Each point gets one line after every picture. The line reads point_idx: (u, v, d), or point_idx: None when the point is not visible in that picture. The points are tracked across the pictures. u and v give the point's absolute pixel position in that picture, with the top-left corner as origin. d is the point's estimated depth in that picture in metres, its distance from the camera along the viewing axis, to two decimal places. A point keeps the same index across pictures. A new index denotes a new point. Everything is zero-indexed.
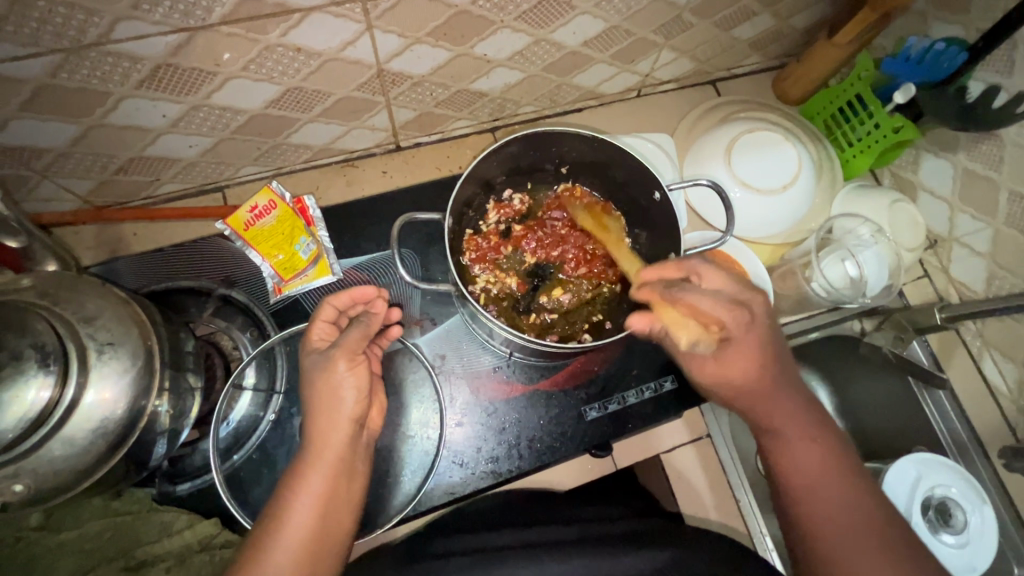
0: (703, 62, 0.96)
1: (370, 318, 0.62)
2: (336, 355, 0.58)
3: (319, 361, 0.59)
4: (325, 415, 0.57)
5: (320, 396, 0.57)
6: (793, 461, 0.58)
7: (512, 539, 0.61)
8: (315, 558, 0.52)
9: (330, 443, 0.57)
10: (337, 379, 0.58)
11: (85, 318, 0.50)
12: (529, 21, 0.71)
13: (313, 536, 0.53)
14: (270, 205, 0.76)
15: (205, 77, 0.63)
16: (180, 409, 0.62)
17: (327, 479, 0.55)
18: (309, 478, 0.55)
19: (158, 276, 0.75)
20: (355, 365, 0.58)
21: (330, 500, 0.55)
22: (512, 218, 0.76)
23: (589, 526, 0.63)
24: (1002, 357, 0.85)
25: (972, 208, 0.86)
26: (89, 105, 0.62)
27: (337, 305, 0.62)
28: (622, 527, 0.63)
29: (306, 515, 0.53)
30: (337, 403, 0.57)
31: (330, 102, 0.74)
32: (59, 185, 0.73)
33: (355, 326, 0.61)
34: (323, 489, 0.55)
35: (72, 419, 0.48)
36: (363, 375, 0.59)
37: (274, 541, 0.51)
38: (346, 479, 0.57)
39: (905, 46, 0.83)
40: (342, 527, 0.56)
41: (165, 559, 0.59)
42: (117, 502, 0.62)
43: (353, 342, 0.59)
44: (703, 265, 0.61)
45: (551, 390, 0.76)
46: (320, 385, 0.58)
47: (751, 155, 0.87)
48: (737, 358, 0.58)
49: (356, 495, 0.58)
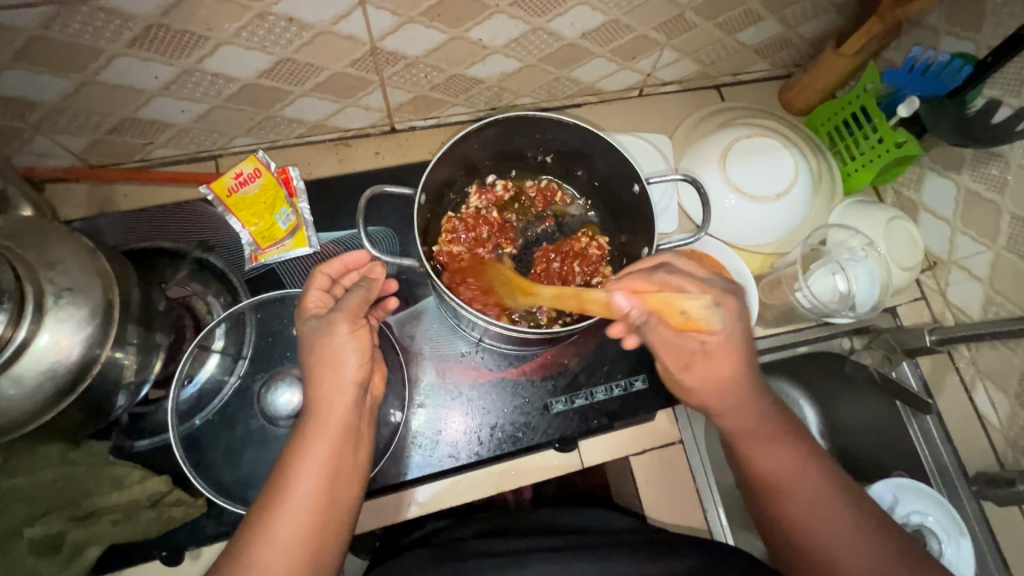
0: (707, 65, 0.94)
1: (372, 282, 0.60)
2: (336, 318, 0.57)
3: (319, 325, 0.58)
4: (328, 381, 0.56)
5: (321, 361, 0.56)
6: (791, 494, 0.58)
7: (536, 544, 0.66)
8: (324, 526, 0.52)
9: (333, 410, 0.56)
10: (338, 343, 0.56)
11: (47, 263, 0.51)
12: (526, 8, 0.71)
13: (322, 503, 0.52)
14: (255, 173, 0.78)
15: (196, 41, 0.64)
16: (145, 363, 0.62)
17: (333, 446, 0.55)
18: (315, 446, 0.54)
19: (139, 236, 0.76)
20: (356, 329, 0.57)
21: (337, 468, 0.54)
22: (490, 203, 0.76)
23: (599, 536, 0.66)
24: (994, 386, 0.82)
25: (974, 230, 0.83)
26: (81, 60, 0.63)
27: (332, 272, 0.64)
28: (631, 537, 0.65)
29: (315, 483, 0.52)
30: (340, 367, 0.56)
31: (323, 77, 0.74)
32: (53, 140, 0.74)
33: (354, 289, 0.60)
34: (329, 457, 0.54)
35: (22, 359, 0.48)
36: (365, 338, 0.58)
37: (282, 509, 0.51)
38: (351, 446, 0.56)
39: (910, 56, 0.80)
40: (350, 494, 0.56)
41: (114, 511, 0.61)
42: (74, 453, 0.61)
43: (354, 306, 0.58)
44: (680, 261, 0.62)
45: (519, 379, 0.75)
46: (321, 350, 0.56)
47: (747, 161, 0.86)
48: (722, 358, 0.59)
49: (362, 461, 0.58)
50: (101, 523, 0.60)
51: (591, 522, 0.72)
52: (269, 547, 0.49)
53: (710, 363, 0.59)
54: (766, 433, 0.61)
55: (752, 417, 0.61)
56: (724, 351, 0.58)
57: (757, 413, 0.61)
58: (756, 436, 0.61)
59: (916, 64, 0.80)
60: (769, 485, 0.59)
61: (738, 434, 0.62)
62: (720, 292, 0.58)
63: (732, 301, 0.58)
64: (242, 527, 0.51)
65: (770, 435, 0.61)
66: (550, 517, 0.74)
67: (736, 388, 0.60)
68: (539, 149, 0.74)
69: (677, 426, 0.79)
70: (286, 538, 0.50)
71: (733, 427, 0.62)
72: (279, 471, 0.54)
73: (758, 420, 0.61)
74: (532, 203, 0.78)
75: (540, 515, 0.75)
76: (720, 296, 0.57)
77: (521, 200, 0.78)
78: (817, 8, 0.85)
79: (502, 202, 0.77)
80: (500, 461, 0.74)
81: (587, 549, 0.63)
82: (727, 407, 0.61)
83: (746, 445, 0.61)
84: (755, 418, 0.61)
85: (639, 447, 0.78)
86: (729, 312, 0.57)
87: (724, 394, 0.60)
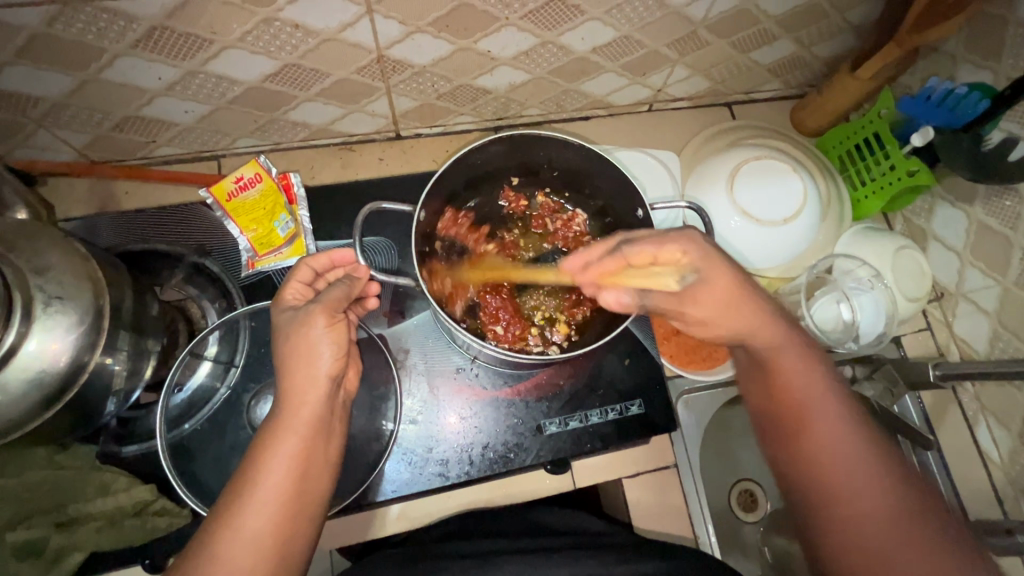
0: (719, 82, 0.93)
1: (355, 280, 0.62)
2: (315, 311, 0.56)
3: (296, 315, 0.56)
4: (301, 371, 0.54)
5: (296, 352, 0.55)
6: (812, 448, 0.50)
7: (524, 544, 0.65)
8: (293, 521, 0.50)
9: (306, 401, 0.54)
10: (315, 334, 0.55)
11: (38, 269, 0.51)
12: (537, 21, 0.69)
13: (291, 496, 0.50)
14: (256, 178, 0.78)
15: (201, 44, 0.63)
16: (135, 369, 0.62)
17: (305, 438, 0.53)
18: (285, 438, 0.52)
19: (136, 237, 0.76)
20: (334, 322, 0.56)
21: (307, 462, 0.52)
22: (486, 222, 0.76)
23: (583, 537, 0.67)
24: (997, 424, 0.81)
25: (983, 263, 0.81)
26: (84, 59, 0.62)
27: (317, 265, 0.62)
28: (621, 539, 0.67)
29: (282, 474, 0.50)
30: (314, 358, 0.55)
31: (329, 83, 0.73)
32: (55, 135, 0.74)
33: (336, 284, 0.60)
34: (299, 450, 0.52)
35: (11, 365, 0.48)
36: (342, 333, 0.57)
37: (249, 503, 0.49)
38: (324, 440, 0.54)
39: (925, 86, 0.79)
40: (320, 488, 0.53)
41: (97, 519, 0.61)
42: (60, 455, 0.62)
43: (334, 299, 0.57)
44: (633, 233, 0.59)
45: (513, 398, 0.74)
46: (295, 342, 0.55)
47: (754, 183, 0.85)
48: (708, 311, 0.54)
49: (335, 456, 0.56)
50: (84, 529, 0.61)
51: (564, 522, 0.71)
52: (235, 540, 0.47)
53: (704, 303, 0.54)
54: (799, 363, 0.53)
55: (786, 341, 0.53)
56: (721, 283, 0.53)
57: (791, 340, 0.53)
58: (791, 360, 0.53)
59: (932, 94, 0.79)
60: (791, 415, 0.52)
61: (768, 355, 0.53)
62: (675, 236, 0.54)
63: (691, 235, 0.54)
64: (206, 523, 0.49)
65: (805, 362, 0.53)
66: (530, 515, 0.72)
67: (745, 309, 0.53)
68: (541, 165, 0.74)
69: (674, 450, 0.80)
70: (253, 530, 0.48)
71: (761, 345, 0.54)
72: (246, 465, 0.51)
73: (792, 343, 0.53)
74: (534, 219, 0.77)
75: (517, 514, 0.73)
76: (688, 263, 0.54)
77: (521, 215, 0.77)
78: (833, 29, 0.83)
79: (501, 220, 0.77)
80: (490, 479, 0.73)
81: (577, 549, 0.64)
82: (752, 328, 0.53)
83: (777, 366, 0.53)
84: (782, 342, 0.53)
85: (635, 469, 0.79)
86: (678, 249, 0.54)
87: (738, 318, 0.53)
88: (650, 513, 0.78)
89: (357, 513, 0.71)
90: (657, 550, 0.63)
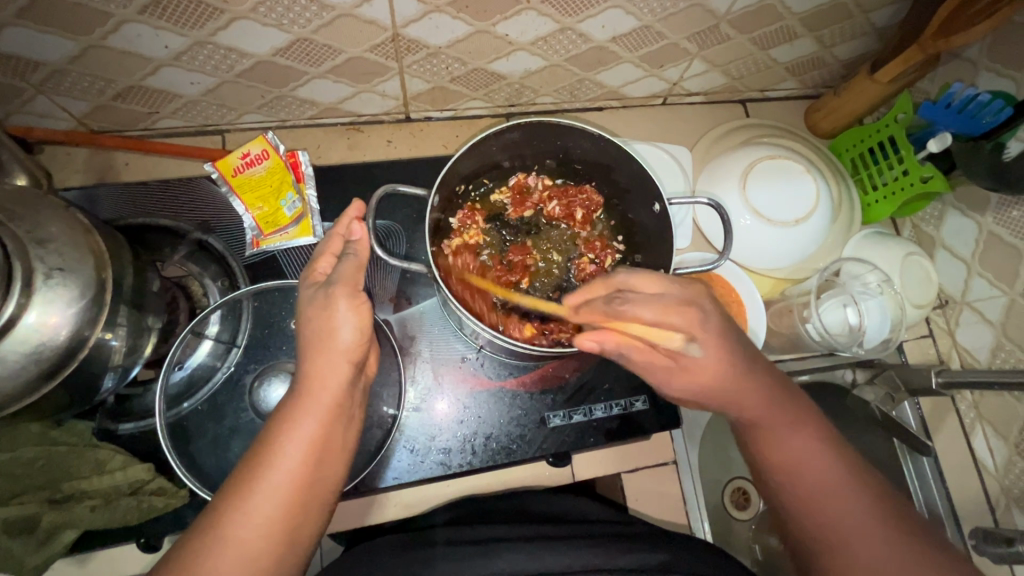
0: (736, 79, 0.91)
1: (360, 245, 0.56)
2: (336, 291, 0.53)
3: (318, 294, 0.54)
4: (322, 355, 0.52)
5: (316, 333, 0.52)
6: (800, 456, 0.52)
7: (513, 534, 0.64)
8: (303, 508, 0.48)
9: (326, 386, 0.51)
10: (337, 315, 0.52)
11: (39, 240, 0.50)
12: (557, 6, 0.67)
13: (301, 485, 0.48)
14: (262, 155, 0.76)
15: (211, 13, 0.60)
16: (134, 346, 0.60)
17: (322, 425, 0.50)
18: (301, 422, 0.49)
19: (136, 211, 0.75)
20: (356, 304, 0.53)
21: (322, 449, 0.50)
22: (571, 209, 0.77)
23: (576, 526, 0.66)
24: (993, 432, 0.82)
25: (991, 274, 0.81)
26: (88, 24, 0.60)
27: (346, 232, 0.57)
28: (609, 528, 0.66)
29: (297, 462, 0.48)
30: (335, 340, 0.52)
31: (340, 59, 0.71)
32: (55, 102, 0.71)
33: (343, 259, 0.56)
34: (315, 436, 0.49)
35: (9, 338, 0.47)
36: (365, 314, 0.53)
37: (259, 490, 0.46)
38: (342, 427, 0.52)
39: (948, 91, 0.76)
40: (332, 476, 0.52)
41: (93, 496, 0.62)
42: (56, 432, 0.62)
43: (352, 279, 0.53)
44: (631, 278, 0.52)
45: (517, 389, 0.74)
46: (318, 322, 0.52)
47: (768, 183, 0.83)
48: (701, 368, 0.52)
49: (350, 443, 0.54)
50: (78, 508, 0.61)
51: (560, 508, 0.70)
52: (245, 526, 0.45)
53: (688, 376, 0.54)
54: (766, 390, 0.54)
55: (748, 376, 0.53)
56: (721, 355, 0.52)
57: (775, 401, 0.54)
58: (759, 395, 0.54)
59: (954, 100, 0.76)
60: (798, 481, 0.52)
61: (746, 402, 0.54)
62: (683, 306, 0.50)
63: (691, 311, 0.51)
64: (214, 503, 0.47)
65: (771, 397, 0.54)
66: (524, 501, 0.72)
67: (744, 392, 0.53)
68: (559, 157, 0.75)
69: (674, 447, 0.80)
70: (262, 514, 0.46)
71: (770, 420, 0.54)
72: (260, 446, 0.49)
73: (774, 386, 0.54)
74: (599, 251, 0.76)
75: (507, 498, 0.73)
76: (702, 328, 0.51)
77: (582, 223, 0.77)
78: (856, 30, 0.82)
79: (563, 216, 0.77)
80: (490, 469, 0.73)
81: (574, 538, 0.63)
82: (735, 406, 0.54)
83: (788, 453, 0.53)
84: (765, 411, 0.54)
85: (635, 464, 0.79)
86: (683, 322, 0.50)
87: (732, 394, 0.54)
88: (647, 509, 0.78)
89: (357, 496, 0.71)
90: (653, 538, 0.64)
